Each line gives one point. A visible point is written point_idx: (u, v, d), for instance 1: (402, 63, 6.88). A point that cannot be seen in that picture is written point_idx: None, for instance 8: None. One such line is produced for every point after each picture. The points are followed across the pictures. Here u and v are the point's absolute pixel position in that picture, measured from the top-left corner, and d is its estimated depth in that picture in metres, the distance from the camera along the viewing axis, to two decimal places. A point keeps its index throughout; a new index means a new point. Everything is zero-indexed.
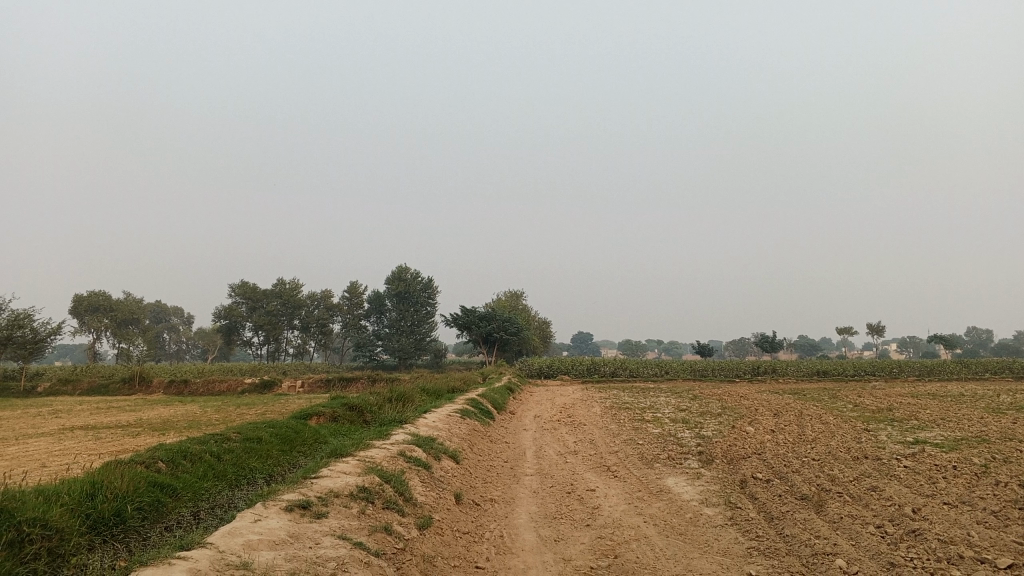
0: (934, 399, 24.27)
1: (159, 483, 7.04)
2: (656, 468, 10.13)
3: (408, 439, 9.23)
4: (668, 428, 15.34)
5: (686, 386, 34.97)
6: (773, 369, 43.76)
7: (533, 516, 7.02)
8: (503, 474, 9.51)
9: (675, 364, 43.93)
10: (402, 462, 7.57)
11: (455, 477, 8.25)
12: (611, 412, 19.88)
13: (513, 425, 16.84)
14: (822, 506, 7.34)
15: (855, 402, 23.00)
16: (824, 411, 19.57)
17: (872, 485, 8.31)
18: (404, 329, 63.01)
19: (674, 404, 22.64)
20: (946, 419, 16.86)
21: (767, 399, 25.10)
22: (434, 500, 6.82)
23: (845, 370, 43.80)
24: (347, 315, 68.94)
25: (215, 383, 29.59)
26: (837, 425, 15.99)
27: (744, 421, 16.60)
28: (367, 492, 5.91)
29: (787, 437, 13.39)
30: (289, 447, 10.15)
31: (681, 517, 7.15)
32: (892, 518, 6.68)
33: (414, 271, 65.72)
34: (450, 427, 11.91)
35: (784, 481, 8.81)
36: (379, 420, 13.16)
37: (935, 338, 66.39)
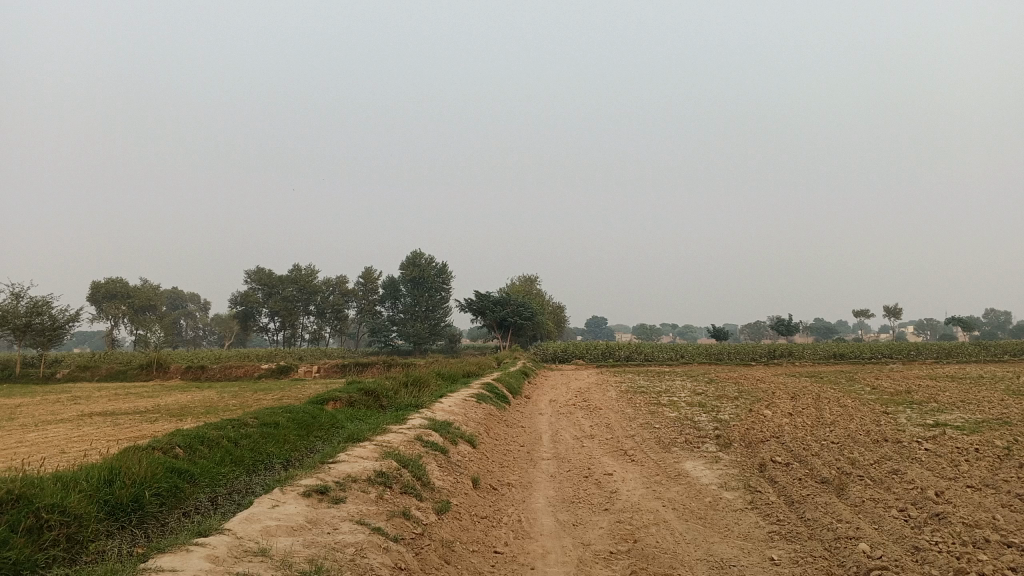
0: (953, 381, 24.03)
1: (177, 469, 7.05)
2: (674, 452, 10.06)
3: (425, 424, 9.20)
4: (684, 412, 15.27)
5: (702, 370, 34.84)
6: (789, 353, 43.51)
7: (551, 501, 6.98)
8: (520, 459, 9.47)
9: (690, 348, 43.74)
10: (419, 446, 7.54)
11: (472, 462, 8.22)
12: (628, 396, 19.83)
13: (529, 409, 16.80)
14: (843, 489, 7.26)
15: (873, 385, 22.79)
16: (842, 394, 19.41)
17: (893, 468, 8.21)
18: (419, 314, 63.11)
19: (690, 388, 22.53)
20: (967, 401, 16.68)
21: (784, 382, 24.93)
22: (452, 485, 6.79)
23: (863, 353, 43.47)
24: (362, 301, 69.15)
25: (232, 369, 29.75)
26: (856, 407, 15.85)
27: (761, 405, 16.48)
28: (385, 477, 5.88)
29: (806, 420, 13.27)
30: (306, 432, 10.15)
31: (701, 502, 7.09)
32: (915, 502, 6.59)
33: (428, 256, 65.80)
34: (466, 411, 11.89)
35: (804, 464, 8.72)
36: (395, 404, 13.15)
37: (953, 320, 65.75)
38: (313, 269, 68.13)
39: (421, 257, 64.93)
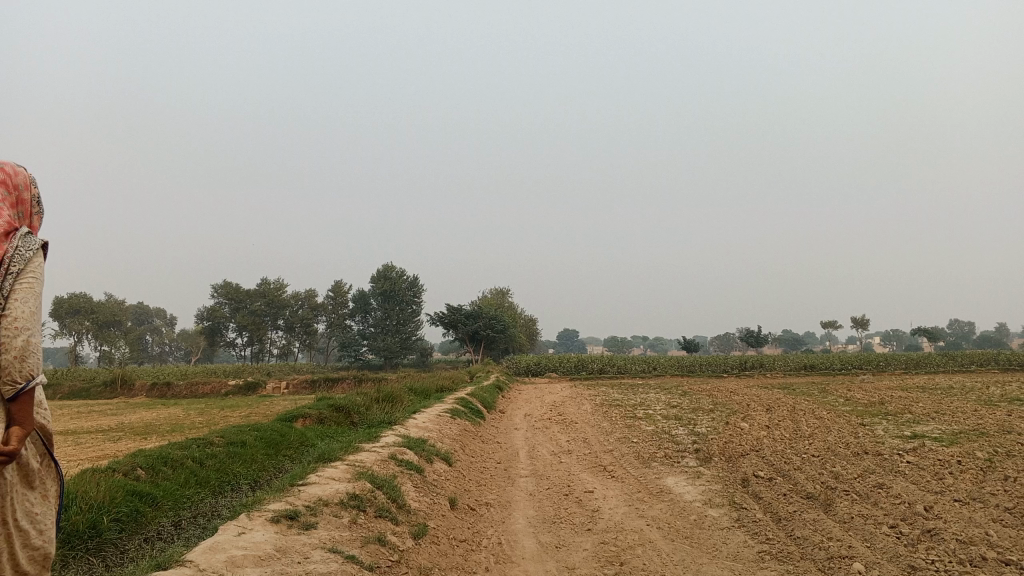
0: (923, 392, 24.20)
1: (138, 492, 6.69)
2: (655, 468, 9.83)
3: (399, 441, 8.90)
4: (660, 425, 15.10)
5: (674, 382, 34.71)
6: (761, 364, 43.68)
7: (531, 522, 6.72)
8: (498, 476, 9.19)
9: (663, 360, 43.70)
10: (393, 466, 7.24)
11: (449, 481, 7.95)
12: (603, 409, 19.64)
13: (504, 424, 16.55)
14: (830, 505, 7.08)
15: (847, 396, 22.78)
16: (817, 406, 19.37)
17: (878, 483, 8.05)
18: (389, 329, 62.58)
19: (664, 401, 22.34)
20: (940, 412, 16.70)
21: (757, 394, 24.91)
22: (428, 506, 6.52)
23: (833, 364, 43.74)
24: (332, 315, 68.56)
25: (199, 385, 29.16)
26: (831, 419, 15.77)
27: (737, 417, 16.34)
28: (358, 500, 5.59)
29: (783, 433, 13.14)
30: (274, 451, 9.80)
31: (685, 520, 6.88)
32: (904, 517, 6.43)
33: (399, 269, 65.65)
34: (440, 428, 11.59)
35: (788, 479, 8.55)
36: (368, 421, 12.78)
37: (918, 331, 66.67)
38: (282, 282, 67.38)
39: (393, 270, 64.77)
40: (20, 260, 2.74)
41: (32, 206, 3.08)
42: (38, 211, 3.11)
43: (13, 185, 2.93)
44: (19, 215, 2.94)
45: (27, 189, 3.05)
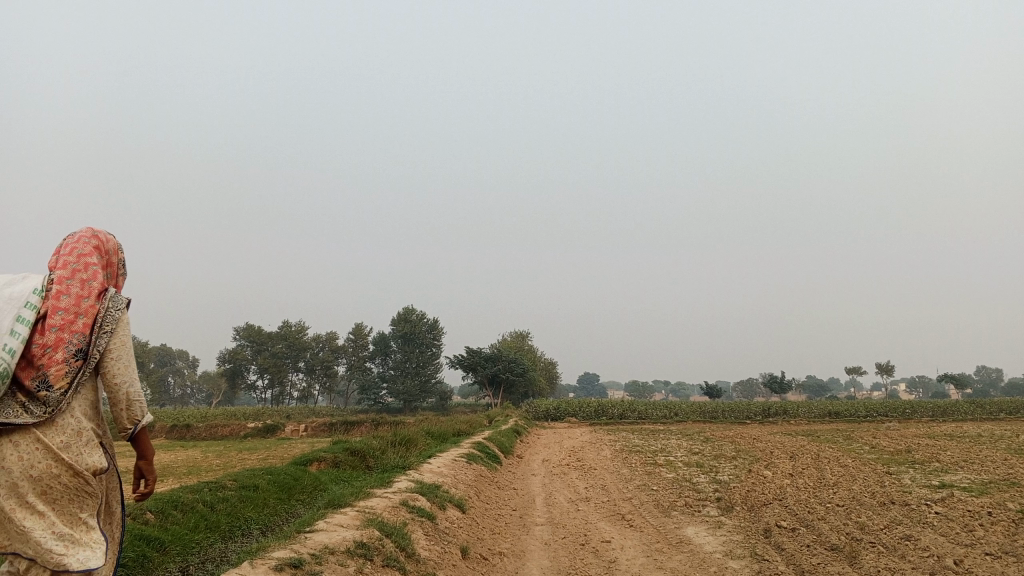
0: (952, 440, 23.61)
1: (145, 536, 6.58)
2: (674, 517, 9.59)
3: (412, 487, 8.75)
4: (681, 473, 14.79)
5: (696, 428, 34.22)
6: (784, 411, 43.02)
7: (545, 572, 6.52)
8: (512, 525, 9.00)
9: (684, 406, 43.14)
10: (404, 513, 7.09)
11: (462, 529, 7.78)
12: (622, 455, 19.35)
13: (521, 469, 16.30)
14: (856, 557, 6.84)
15: (873, 444, 22.31)
16: (842, 454, 18.95)
17: (905, 534, 7.78)
18: (409, 372, 62.46)
19: (686, 448, 21.95)
20: (970, 461, 16.28)
21: (780, 441, 24.47)
22: (439, 555, 6.36)
23: (858, 411, 42.94)
24: (352, 358, 68.60)
25: (218, 427, 29.09)
26: (857, 468, 15.41)
27: (760, 465, 15.99)
28: (365, 548, 5.45)
29: (807, 481, 12.84)
30: (287, 495, 9.67)
31: (705, 572, 6.67)
32: (933, 571, 6.18)
33: (419, 313, 65.78)
34: (455, 473, 11.41)
35: (812, 529, 8.29)
36: (382, 466, 12.61)
37: (945, 378, 65.50)
38: (303, 325, 67.65)
39: (413, 313, 64.91)
40: (115, 318, 2.71)
41: (120, 270, 3.02)
42: (124, 276, 3.04)
43: (107, 253, 2.92)
44: (110, 278, 2.90)
45: (116, 254, 2.98)
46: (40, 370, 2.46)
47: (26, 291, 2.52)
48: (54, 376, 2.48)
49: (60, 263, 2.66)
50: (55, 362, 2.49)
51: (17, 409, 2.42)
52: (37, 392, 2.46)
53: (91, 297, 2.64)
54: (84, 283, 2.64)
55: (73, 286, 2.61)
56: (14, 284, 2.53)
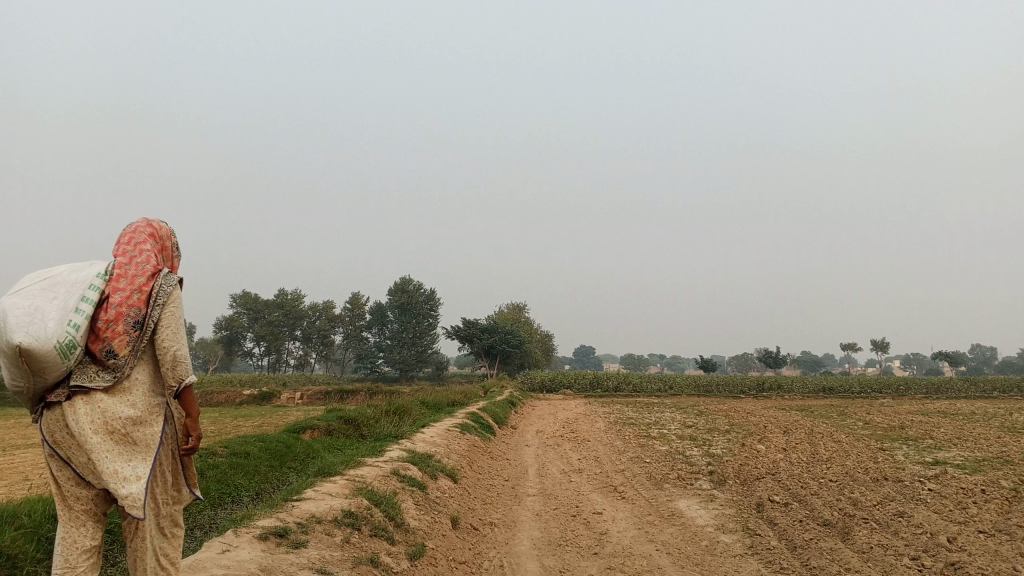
0: (945, 417, 23.63)
1: None
2: (666, 490, 9.55)
3: (404, 457, 8.68)
4: (674, 446, 14.82)
5: (690, 401, 34.22)
6: (778, 386, 43.03)
7: (536, 543, 6.47)
8: (504, 495, 8.95)
9: (679, 379, 43.16)
10: (394, 482, 7.02)
11: (453, 499, 7.73)
12: (616, 427, 19.36)
13: (514, 440, 16.31)
14: (848, 533, 6.79)
15: (866, 420, 22.35)
16: (836, 429, 18.96)
17: (898, 511, 7.74)
18: (405, 341, 62.49)
19: (680, 421, 21.97)
20: (963, 438, 16.29)
21: (774, 415, 24.53)
22: (428, 525, 6.29)
23: (852, 387, 42.99)
24: (349, 327, 68.59)
25: (213, 394, 29.05)
26: (850, 443, 15.42)
27: (753, 439, 15.99)
28: (353, 518, 5.38)
29: (800, 456, 12.84)
30: (278, 463, 9.60)
31: (696, 546, 6.62)
32: (926, 549, 6.14)
33: (416, 283, 65.68)
34: (448, 443, 11.37)
35: (804, 505, 8.25)
36: (376, 434, 12.52)
37: (939, 354, 65.61)
38: (299, 293, 67.57)
39: (411, 283, 64.84)
40: (167, 292, 3.04)
41: (173, 252, 3.42)
42: (177, 256, 3.47)
43: (161, 239, 3.32)
44: (165, 260, 3.32)
45: (168, 239, 3.39)
46: (106, 341, 2.83)
47: (90, 275, 2.90)
48: (117, 346, 2.85)
49: (119, 251, 3.05)
50: (117, 334, 2.85)
51: (90, 374, 2.82)
52: (106, 360, 2.85)
53: (145, 276, 3.00)
54: (138, 264, 3.01)
55: (128, 268, 2.98)
56: (81, 271, 2.90)
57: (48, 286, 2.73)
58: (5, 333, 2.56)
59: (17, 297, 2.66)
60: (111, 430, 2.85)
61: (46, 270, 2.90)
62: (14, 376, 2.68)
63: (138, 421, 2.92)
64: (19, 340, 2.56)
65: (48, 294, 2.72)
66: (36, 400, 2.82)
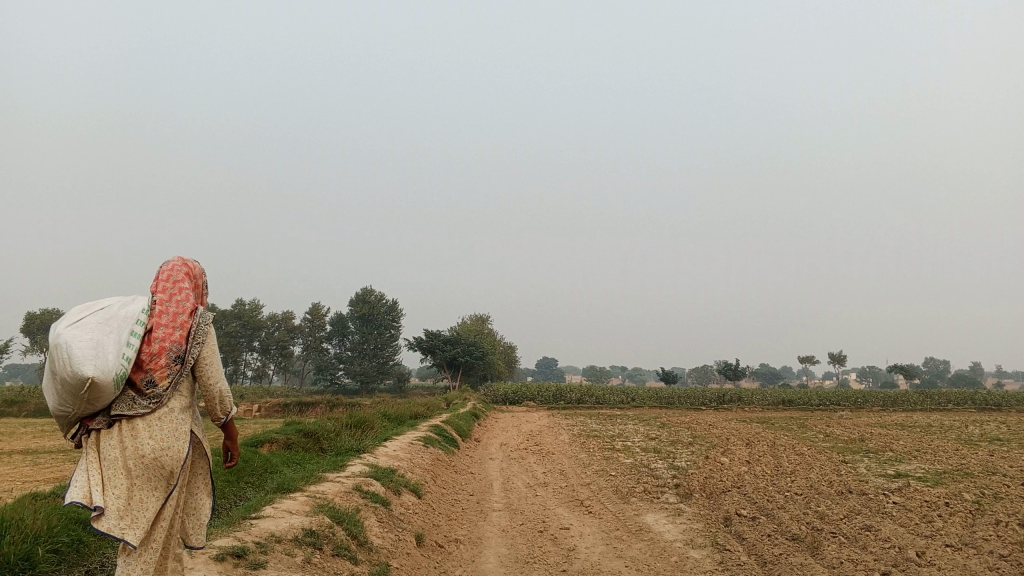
0: (903, 429, 23.89)
1: (80, 519, 6.10)
2: (633, 504, 9.45)
3: (367, 471, 8.47)
4: (639, 458, 14.77)
5: (653, 414, 34.18)
6: (739, 398, 43.29)
7: (502, 561, 6.31)
8: (469, 510, 8.77)
9: (642, 391, 43.22)
10: (357, 498, 6.84)
11: (416, 515, 7.54)
12: (580, 440, 19.25)
13: (478, 453, 16.16)
14: (817, 548, 6.74)
15: (827, 432, 22.49)
16: (797, 441, 19.07)
17: (865, 525, 7.71)
18: (367, 353, 61.84)
19: (643, 433, 21.92)
20: (923, 451, 16.46)
21: (736, 428, 24.59)
22: (392, 543, 6.11)
23: (811, 400, 43.42)
24: (308, 338, 67.74)
25: None
26: (812, 456, 15.50)
27: (717, 451, 16.00)
28: (314, 536, 5.18)
29: (764, 469, 12.82)
30: (236, 477, 9.33)
31: (665, 561, 6.52)
32: (896, 563, 6.09)
33: (378, 294, 65.07)
34: (412, 457, 11.15)
35: (771, 519, 8.21)
36: (337, 448, 12.25)
37: (895, 368, 66.49)
38: (258, 303, 66.51)
39: (372, 294, 64.24)
40: (205, 330, 3.31)
41: (202, 289, 3.63)
42: (206, 292, 3.68)
43: (195, 277, 3.53)
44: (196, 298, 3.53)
45: (200, 275, 3.59)
46: (148, 372, 3.06)
47: (136, 311, 3.13)
48: (158, 377, 3.08)
49: (159, 287, 3.25)
50: (159, 366, 3.08)
51: (130, 401, 3.04)
52: (144, 390, 3.05)
53: (185, 313, 3.24)
54: (179, 302, 3.24)
55: (170, 306, 3.21)
56: (130, 306, 3.18)
57: (103, 321, 3.02)
58: (73, 365, 2.86)
59: (77, 331, 2.94)
60: (141, 454, 3.06)
61: (97, 304, 3.17)
62: (66, 402, 2.94)
63: (167, 446, 3.12)
64: (87, 371, 2.85)
65: (105, 328, 3.00)
66: (76, 423, 3.05)
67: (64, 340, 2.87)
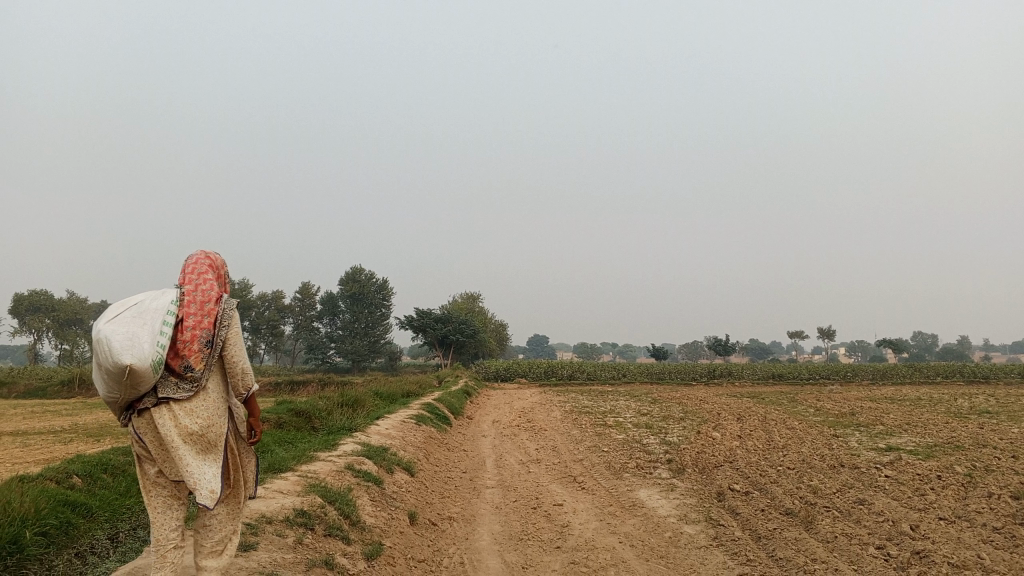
0: (893, 403, 23.98)
1: (69, 502, 6.04)
2: (625, 479, 9.45)
3: (358, 450, 8.40)
4: (631, 433, 14.79)
5: (643, 389, 34.28)
6: (729, 373, 43.46)
7: (496, 538, 6.27)
8: (462, 488, 8.75)
9: (633, 368, 43.32)
10: (349, 477, 6.77)
11: (410, 493, 7.49)
12: (572, 416, 19.27)
13: (470, 430, 16.14)
14: (811, 522, 6.72)
15: (817, 406, 22.58)
16: (788, 416, 19.13)
17: (858, 499, 7.70)
18: (358, 331, 61.69)
19: (635, 408, 21.97)
20: (913, 424, 16.55)
21: (727, 403, 24.66)
22: (385, 522, 6.07)
23: (801, 374, 43.61)
24: (299, 317, 67.56)
25: None
26: (803, 430, 15.55)
27: (708, 426, 16.02)
28: (306, 517, 5.13)
29: (756, 443, 12.84)
30: None
31: (660, 537, 6.49)
32: (890, 537, 6.08)
33: (368, 272, 64.86)
34: (404, 435, 11.11)
35: (764, 493, 8.20)
36: (328, 427, 12.18)
37: (883, 342, 66.91)
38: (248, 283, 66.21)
39: (362, 273, 64.04)
40: (230, 315, 3.42)
41: (225, 281, 3.74)
42: (229, 284, 3.79)
43: (219, 271, 3.64)
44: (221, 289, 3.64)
45: (223, 269, 3.69)
46: (184, 358, 3.18)
47: (166, 301, 3.21)
48: (194, 361, 3.21)
49: (185, 279, 3.37)
50: (193, 351, 3.21)
51: (172, 386, 3.18)
52: (184, 373, 3.19)
53: (212, 300, 3.35)
54: (204, 291, 3.35)
55: (198, 293, 3.32)
56: (160, 298, 3.21)
57: (136, 314, 3.05)
58: (113, 355, 2.92)
59: (115, 325, 2.99)
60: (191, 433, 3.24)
61: (128, 298, 3.21)
62: (113, 389, 3.02)
63: (211, 424, 3.33)
64: (125, 359, 2.91)
65: (139, 321, 3.04)
66: (125, 407, 3.17)
67: (104, 335, 2.94)
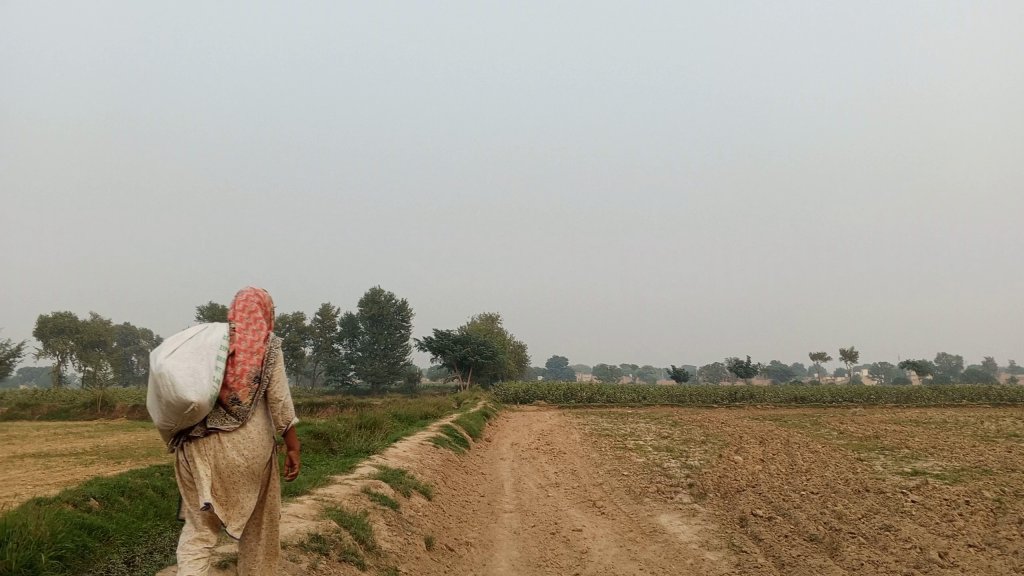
0: (919, 426, 23.52)
1: (86, 525, 6.01)
2: (646, 504, 9.31)
3: (375, 473, 8.33)
4: (652, 457, 14.61)
5: (664, 412, 33.90)
6: (750, 396, 42.98)
7: (514, 564, 6.17)
8: (479, 512, 8.65)
9: (653, 390, 42.96)
10: (365, 501, 6.71)
11: (426, 517, 7.42)
12: (591, 439, 19.07)
13: (489, 453, 16.03)
14: (836, 549, 6.56)
15: (841, 429, 22.22)
16: (811, 439, 18.85)
17: (884, 525, 7.53)
18: (377, 353, 61.75)
19: (655, 431, 21.70)
20: (940, 448, 16.23)
21: (749, 426, 24.34)
22: (401, 547, 5.98)
23: (823, 397, 43.05)
24: (319, 338, 67.80)
25: None
26: (827, 454, 15.31)
27: (730, 450, 15.83)
28: (320, 542, 5.05)
29: (779, 467, 12.66)
30: None
31: (681, 564, 6.36)
32: (918, 565, 5.92)
33: (387, 294, 65.09)
34: (421, 458, 11.04)
35: (788, 518, 8.05)
36: (347, 449, 12.12)
37: (908, 364, 65.94)
38: None
39: (381, 294, 64.27)
40: (274, 352, 3.46)
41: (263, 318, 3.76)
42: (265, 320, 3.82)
43: (261, 308, 3.67)
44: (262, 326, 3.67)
45: (263, 306, 3.72)
46: (233, 391, 3.19)
47: (218, 338, 3.23)
48: (241, 395, 3.23)
49: (235, 317, 3.39)
50: (242, 385, 3.22)
51: (222, 418, 3.18)
52: (232, 407, 3.20)
53: (261, 339, 3.41)
54: (254, 330, 3.39)
55: (247, 333, 3.37)
56: (211, 334, 3.23)
57: (195, 349, 3.06)
58: (176, 390, 2.91)
59: (176, 358, 2.99)
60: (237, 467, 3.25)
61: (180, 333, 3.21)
62: (169, 421, 3.01)
63: (255, 456, 3.32)
64: (190, 396, 2.93)
65: (196, 355, 3.05)
66: (175, 436, 3.14)
67: (167, 369, 2.93)
